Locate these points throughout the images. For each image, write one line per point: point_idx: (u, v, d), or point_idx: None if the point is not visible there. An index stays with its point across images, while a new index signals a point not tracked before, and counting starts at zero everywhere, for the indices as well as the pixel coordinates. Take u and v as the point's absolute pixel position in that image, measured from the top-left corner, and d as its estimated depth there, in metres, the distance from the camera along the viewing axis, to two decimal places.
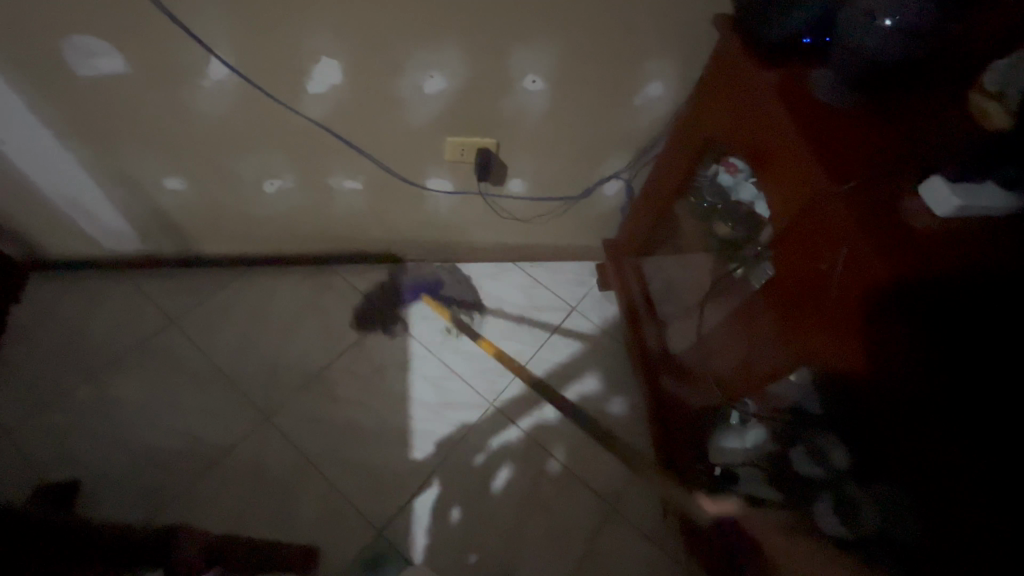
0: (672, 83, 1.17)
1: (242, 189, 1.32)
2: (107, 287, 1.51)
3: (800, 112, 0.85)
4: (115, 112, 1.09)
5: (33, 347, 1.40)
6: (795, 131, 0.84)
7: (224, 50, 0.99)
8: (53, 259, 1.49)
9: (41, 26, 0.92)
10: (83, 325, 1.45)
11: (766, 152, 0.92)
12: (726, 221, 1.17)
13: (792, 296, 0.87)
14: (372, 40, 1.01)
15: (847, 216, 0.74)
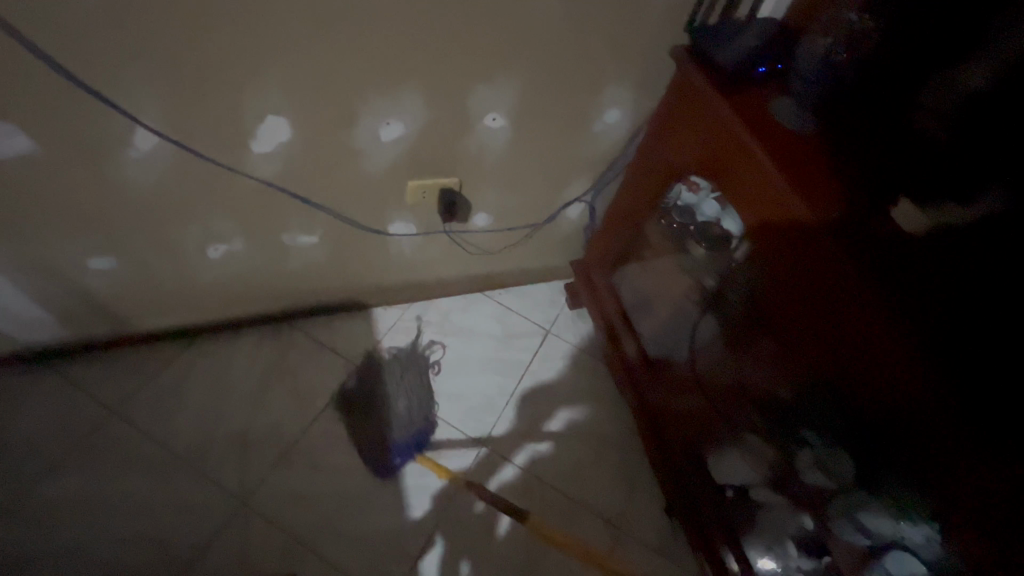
0: (629, 107, 1.18)
1: (182, 258, 1.19)
2: (28, 383, 1.32)
3: (769, 139, 0.89)
4: (21, 195, 0.94)
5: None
6: (773, 162, 0.86)
7: (153, 119, 0.88)
8: None
9: None
10: (3, 433, 1.25)
11: (737, 177, 0.95)
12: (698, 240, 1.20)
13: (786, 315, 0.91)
14: (323, 93, 0.94)
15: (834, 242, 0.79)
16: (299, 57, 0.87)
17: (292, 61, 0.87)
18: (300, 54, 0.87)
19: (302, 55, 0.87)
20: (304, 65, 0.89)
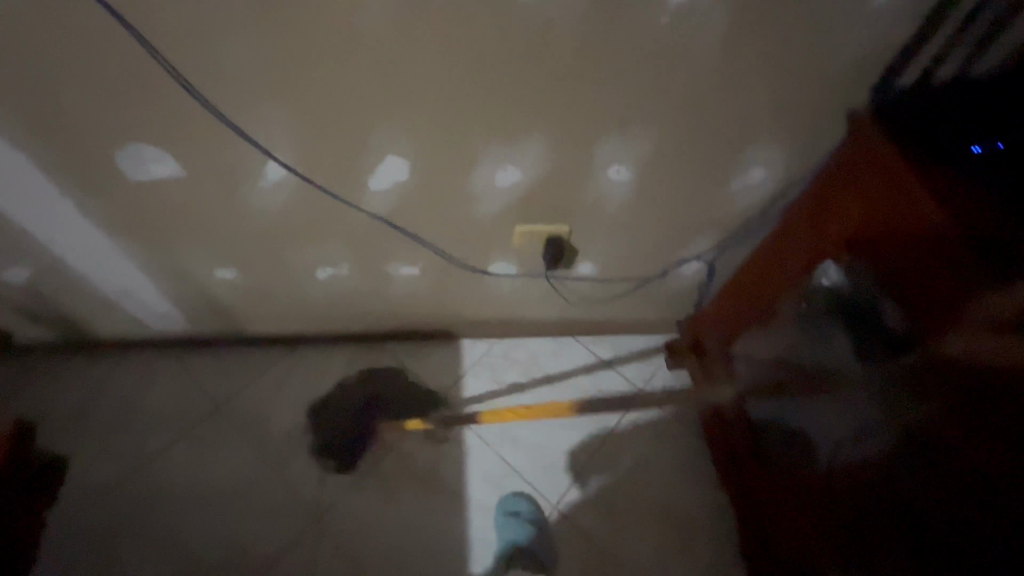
0: (778, 169, 1.02)
1: (295, 277, 1.24)
2: (154, 366, 1.45)
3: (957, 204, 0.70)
4: (167, 212, 1.01)
5: (78, 434, 1.34)
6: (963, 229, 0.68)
7: (284, 153, 0.89)
8: (100, 340, 1.43)
9: (98, 138, 0.85)
10: (129, 411, 1.38)
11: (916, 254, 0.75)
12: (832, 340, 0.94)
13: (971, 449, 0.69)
14: (447, 138, 0.90)
15: None
16: (429, 101, 0.84)
17: (422, 105, 0.84)
18: (431, 100, 0.84)
19: (432, 101, 0.84)
20: (433, 110, 0.85)
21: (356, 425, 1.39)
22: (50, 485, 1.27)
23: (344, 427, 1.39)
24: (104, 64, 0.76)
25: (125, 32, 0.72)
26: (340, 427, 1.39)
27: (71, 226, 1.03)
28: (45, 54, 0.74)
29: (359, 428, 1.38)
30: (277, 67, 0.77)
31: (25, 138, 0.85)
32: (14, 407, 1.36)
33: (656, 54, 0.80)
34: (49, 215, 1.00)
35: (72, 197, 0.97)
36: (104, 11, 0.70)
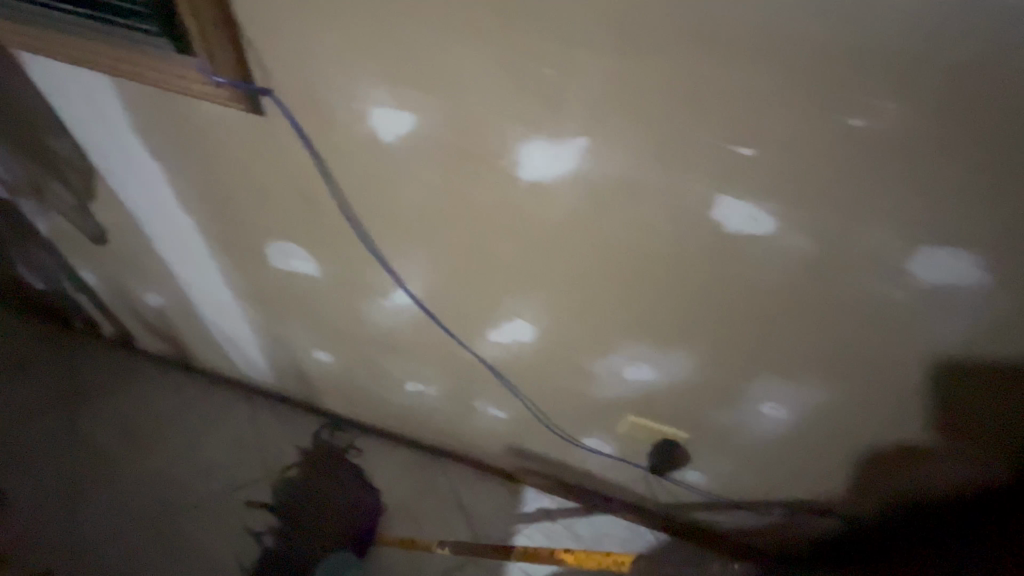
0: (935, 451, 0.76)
1: (384, 380, 1.17)
2: (227, 407, 1.43)
3: None
4: (289, 296, 1.00)
5: (140, 454, 1.35)
6: None
7: (415, 285, 0.84)
8: (192, 365, 1.45)
9: (255, 226, 0.85)
10: (189, 449, 1.36)
11: None
12: None
13: None
14: (585, 321, 0.79)
15: None
16: (537, 271, 0.73)
17: (572, 290, 0.74)
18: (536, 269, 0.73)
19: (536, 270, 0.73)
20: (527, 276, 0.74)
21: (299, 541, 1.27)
22: (106, 501, 1.29)
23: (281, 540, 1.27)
24: (279, 182, 0.74)
25: (309, 166, 0.69)
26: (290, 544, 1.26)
27: (204, 280, 1.05)
28: (233, 164, 0.74)
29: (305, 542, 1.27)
30: (436, 226, 0.71)
31: (191, 212, 0.87)
32: (99, 410, 1.40)
33: (877, 322, 0.63)
34: (191, 266, 1.02)
35: (214, 263, 0.98)
36: (292, 143, 0.67)
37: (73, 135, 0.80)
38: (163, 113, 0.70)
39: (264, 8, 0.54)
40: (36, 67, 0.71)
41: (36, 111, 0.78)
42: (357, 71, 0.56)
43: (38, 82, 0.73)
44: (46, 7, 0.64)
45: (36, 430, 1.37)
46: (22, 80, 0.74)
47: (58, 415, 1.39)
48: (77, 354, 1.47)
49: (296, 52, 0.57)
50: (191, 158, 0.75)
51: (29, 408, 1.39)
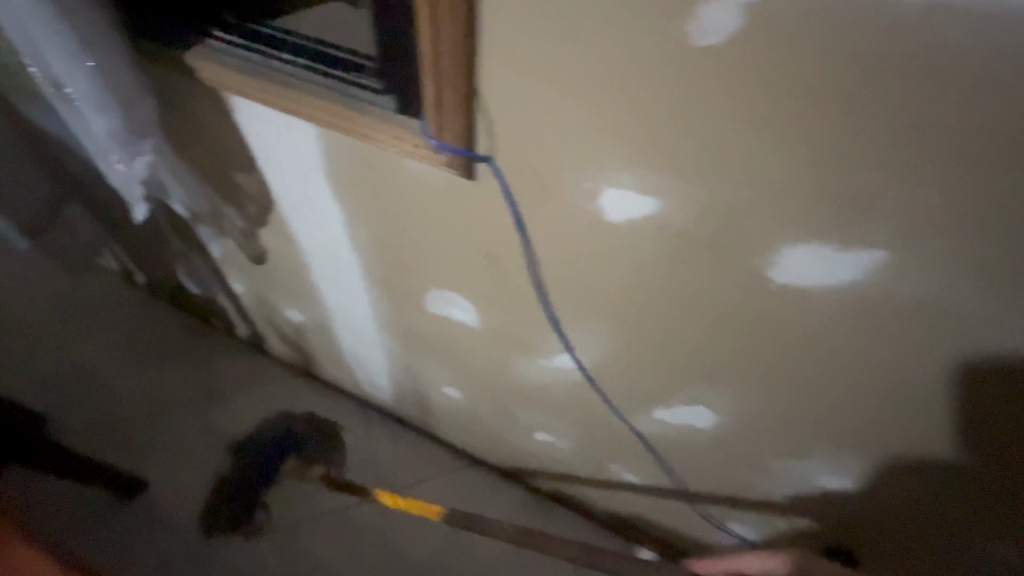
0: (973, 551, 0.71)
1: (512, 425, 1.12)
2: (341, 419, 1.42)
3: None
4: (435, 336, 0.96)
5: (260, 457, 1.37)
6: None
7: (586, 352, 0.77)
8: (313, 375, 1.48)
9: (423, 272, 0.81)
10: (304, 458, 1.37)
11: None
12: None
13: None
14: (783, 417, 0.70)
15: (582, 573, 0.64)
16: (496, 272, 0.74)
17: (778, 383, 0.66)
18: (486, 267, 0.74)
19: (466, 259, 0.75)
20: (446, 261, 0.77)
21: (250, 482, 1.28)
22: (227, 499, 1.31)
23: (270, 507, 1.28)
24: (467, 241, 0.70)
25: (509, 232, 0.65)
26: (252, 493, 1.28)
27: (352, 308, 1.03)
28: (423, 217, 0.70)
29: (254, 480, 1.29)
30: (635, 302, 0.66)
31: (360, 249, 0.85)
32: (225, 406, 1.44)
33: None
34: (343, 295, 1.01)
35: (366, 296, 0.97)
36: (499, 207, 0.62)
37: (261, 171, 0.80)
38: (365, 165, 0.67)
39: (517, 80, 0.49)
40: (242, 111, 0.71)
41: (230, 146, 0.78)
42: (608, 150, 0.51)
43: (239, 123, 0.73)
44: (270, 59, 0.63)
45: (169, 420, 1.42)
46: (224, 119, 0.74)
47: (189, 407, 1.44)
48: (208, 349, 1.54)
49: (540, 126, 0.52)
50: (379, 207, 0.73)
51: (163, 399, 1.45)
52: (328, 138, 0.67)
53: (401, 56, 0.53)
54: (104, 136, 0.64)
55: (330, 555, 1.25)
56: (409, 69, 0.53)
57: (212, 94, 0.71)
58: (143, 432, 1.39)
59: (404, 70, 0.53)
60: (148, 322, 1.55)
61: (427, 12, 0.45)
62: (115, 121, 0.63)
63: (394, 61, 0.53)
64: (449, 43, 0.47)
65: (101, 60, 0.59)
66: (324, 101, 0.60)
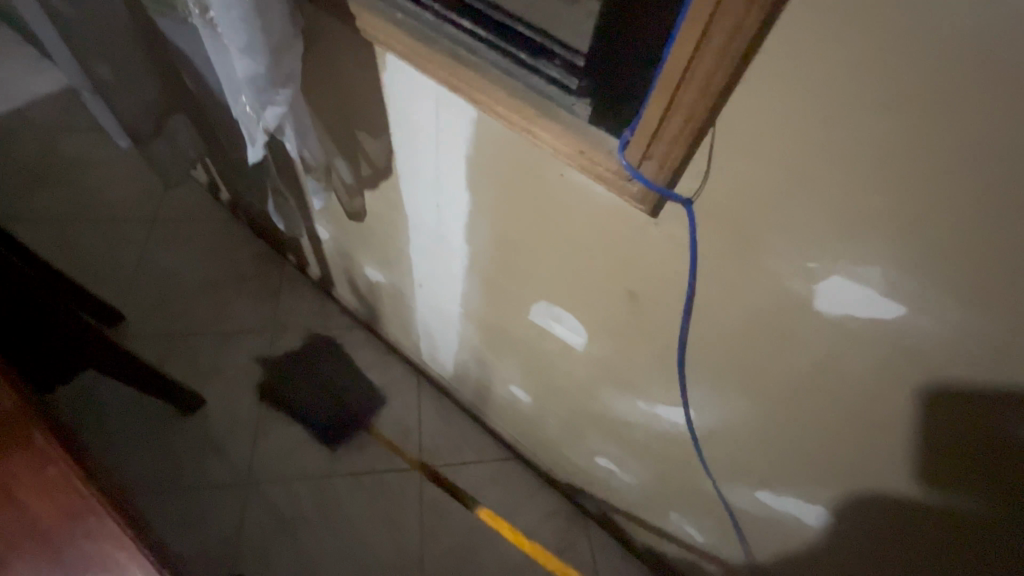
0: None
1: (575, 442, 1.05)
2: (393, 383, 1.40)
3: None
4: (526, 342, 0.89)
5: (309, 404, 1.34)
6: None
7: (702, 414, 0.69)
8: (373, 332, 1.45)
9: (539, 283, 0.73)
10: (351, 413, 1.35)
11: None
12: None
13: None
14: (926, 548, 0.60)
15: None
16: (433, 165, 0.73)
17: (939, 515, 0.56)
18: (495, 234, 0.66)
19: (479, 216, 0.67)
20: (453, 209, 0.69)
21: (308, 396, 1.33)
22: (270, 437, 1.30)
23: (292, 396, 1.33)
24: (606, 269, 0.62)
25: (666, 279, 0.56)
26: (297, 400, 1.33)
27: (441, 290, 0.98)
28: (563, 233, 0.62)
29: (319, 406, 1.32)
30: (789, 386, 0.57)
31: (475, 242, 0.77)
32: (282, 342, 1.41)
33: None
34: (436, 276, 0.94)
35: (461, 284, 0.90)
36: (672, 252, 0.53)
37: (392, 137, 0.73)
38: (515, 164, 0.59)
39: (766, 128, 0.40)
40: (389, 71, 0.63)
41: (365, 104, 0.71)
42: (851, 235, 0.42)
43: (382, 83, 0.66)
44: (445, 22, 0.55)
45: (226, 351, 1.38)
46: (368, 75, 0.66)
47: (247, 344, 1.40)
48: (274, 284, 1.49)
49: (772, 186, 0.43)
50: (516, 210, 0.65)
51: (225, 325, 1.42)
52: (483, 126, 0.58)
53: (627, 59, 0.43)
54: (240, 78, 0.57)
55: (361, 515, 1.24)
56: (634, 76, 0.44)
57: (364, 47, 0.63)
58: (202, 349, 1.38)
59: (626, 75, 0.44)
60: (223, 240, 1.54)
61: (703, 27, 0.36)
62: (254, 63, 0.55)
63: (613, 63, 0.44)
64: (709, 68, 0.37)
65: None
66: (499, 91, 0.51)
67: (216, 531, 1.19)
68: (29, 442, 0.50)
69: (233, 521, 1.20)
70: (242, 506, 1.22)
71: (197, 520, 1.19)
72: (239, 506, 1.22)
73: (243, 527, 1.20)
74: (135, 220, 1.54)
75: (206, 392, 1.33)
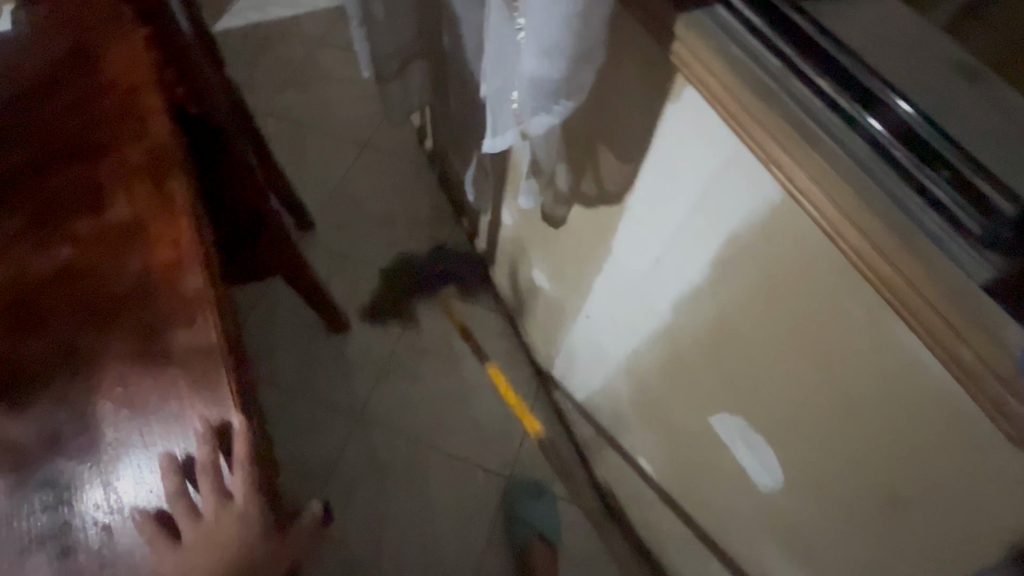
0: None
1: (693, 551, 0.89)
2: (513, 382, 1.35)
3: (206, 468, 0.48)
4: (692, 436, 0.75)
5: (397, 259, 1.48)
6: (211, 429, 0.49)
7: None
8: (513, 323, 1.41)
9: (755, 394, 0.59)
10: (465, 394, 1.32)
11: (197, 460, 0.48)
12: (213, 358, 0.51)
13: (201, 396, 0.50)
14: None
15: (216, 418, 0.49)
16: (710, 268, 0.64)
17: None
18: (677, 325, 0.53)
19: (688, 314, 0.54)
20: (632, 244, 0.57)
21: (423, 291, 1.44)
22: (389, 383, 1.32)
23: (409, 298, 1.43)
24: (858, 428, 0.49)
25: (946, 481, 0.43)
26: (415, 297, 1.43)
27: (610, 335, 0.88)
28: (828, 368, 0.49)
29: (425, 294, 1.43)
30: None
31: (688, 312, 0.65)
32: (429, 299, 1.44)
33: None
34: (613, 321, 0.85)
35: (641, 340, 0.79)
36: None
37: (638, 174, 0.63)
38: (812, 274, 0.47)
39: None
40: (680, 110, 0.53)
41: (629, 121, 0.61)
42: None
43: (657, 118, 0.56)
44: (792, 73, 0.44)
45: (381, 288, 1.44)
46: (645, 100, 0.57)
47: (401, 290, 1.44)
48: (441, 241, 1.51)
49: None
50: (774, 314, 0.52)
51: (388, 263, 1.48)
52: (785, 218, 0.47)
53: None
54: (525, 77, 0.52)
55: (442, 497, 1.22)
56: None
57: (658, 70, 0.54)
58: (362, 277, 1.45)
59: None
60: (412, 184, 1.59)
61: None
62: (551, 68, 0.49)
63: None
64: None
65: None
66: (842, 192, 0.40)
67: (317, 448, 1.24)
68: (216, 381, 0.50)
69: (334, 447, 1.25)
70: (345, 436, 1.26)
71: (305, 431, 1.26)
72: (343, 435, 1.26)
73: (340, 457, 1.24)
74: (348, 140, 1.66)
75: (352, 318, 1.40)
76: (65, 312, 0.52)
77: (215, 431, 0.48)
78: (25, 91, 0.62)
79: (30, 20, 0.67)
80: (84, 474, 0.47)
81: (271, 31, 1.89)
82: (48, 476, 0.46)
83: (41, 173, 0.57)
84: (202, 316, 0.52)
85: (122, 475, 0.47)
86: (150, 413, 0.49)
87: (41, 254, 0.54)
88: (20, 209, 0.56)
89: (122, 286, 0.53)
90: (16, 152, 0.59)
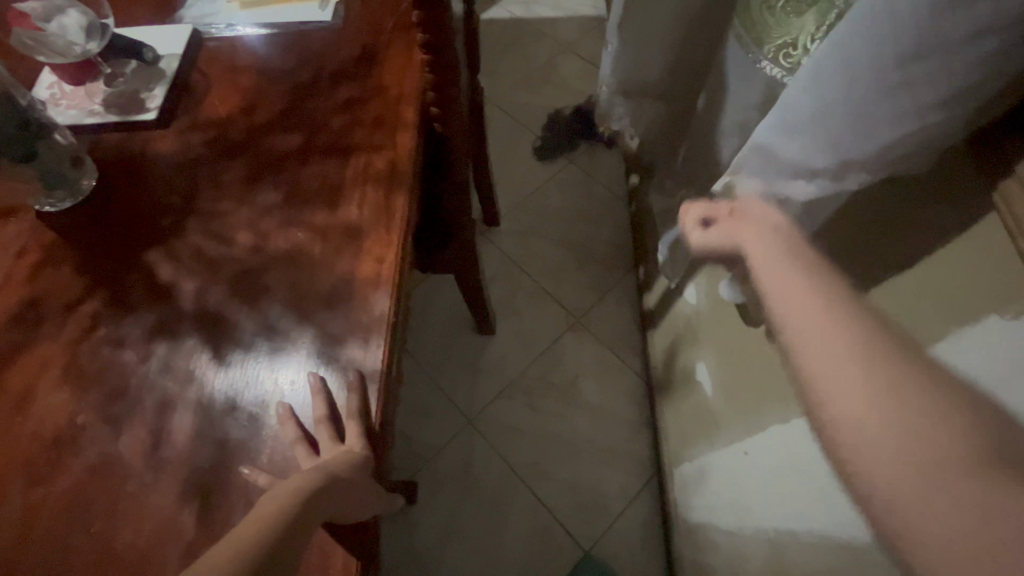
0: None
1: None
2: (628, 456, 1.24)
3: (314, 440, 0.49)
4: None
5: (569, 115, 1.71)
6: (335, 422, 0.49)
7: None
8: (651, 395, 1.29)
9: None
10: (576, 445, 1.26)
11: (311, 435, 0.49)
12: (367, 359, 0.52)
13: (343, 391, 0.51)
14: None
15: (347, 415, 0.49)
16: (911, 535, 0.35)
17: None
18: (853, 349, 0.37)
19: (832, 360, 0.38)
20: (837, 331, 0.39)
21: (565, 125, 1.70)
22: (508, 400, 1.32)
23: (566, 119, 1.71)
24: None
25: None
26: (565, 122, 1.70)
27: (785, 483, 0.76)
28: None
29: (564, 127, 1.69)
30: None
31: None
32: (576, 334, 1.39)
33: None
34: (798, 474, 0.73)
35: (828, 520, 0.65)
36: None
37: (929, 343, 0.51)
38: None
39: None
40: (1000, 341, 0.44)
41: None
42: None
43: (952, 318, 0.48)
44: None
45: (534, 306, 1.43)
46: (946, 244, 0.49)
47: (553, 316, 1.41)
48: (609, 282, 1.45)
49: None
50: None
51: (550, 285, 1.46)
52: None
53: None
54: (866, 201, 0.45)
55: (514, 536, 1.17)
56: None
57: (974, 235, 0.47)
58: (521, 288, 1.46)
59: None
60: (602, 215, 1.55)
61: None
62: (802, 152, 0.50)
63: None
64: None
65: (903, 105, 0.42)
66: None
67: (424, 429, 1.29)
68: (364, 392, 0.51)
69: (438, 436, 1.28)
70: (450, 430, 1.29)
71: (419, 409, 1.31)
72: (450, 429, 1.29)
73: (440, 448, 1.27)
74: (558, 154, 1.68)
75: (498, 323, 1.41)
76: (277, 277, 0.57)
77: (362, 378, 0.51)
78: (317, 81, 0.72)
79: (347, 16, 0.78)
80: (253, 370, 0.52)
81: (530, 26, 1.98)
82: (221, 367, 0.53)
83: (304, 158, 0.65)
84: (377, 336, 0.53)
85: (277, 387, 0.51)
86: (319, 342, 0.54)
87: (282, 231, 0.60)
88: (280, 183, 0.63)
89: (329, 282, 0.57)
90: (293, 133, 0.67)
